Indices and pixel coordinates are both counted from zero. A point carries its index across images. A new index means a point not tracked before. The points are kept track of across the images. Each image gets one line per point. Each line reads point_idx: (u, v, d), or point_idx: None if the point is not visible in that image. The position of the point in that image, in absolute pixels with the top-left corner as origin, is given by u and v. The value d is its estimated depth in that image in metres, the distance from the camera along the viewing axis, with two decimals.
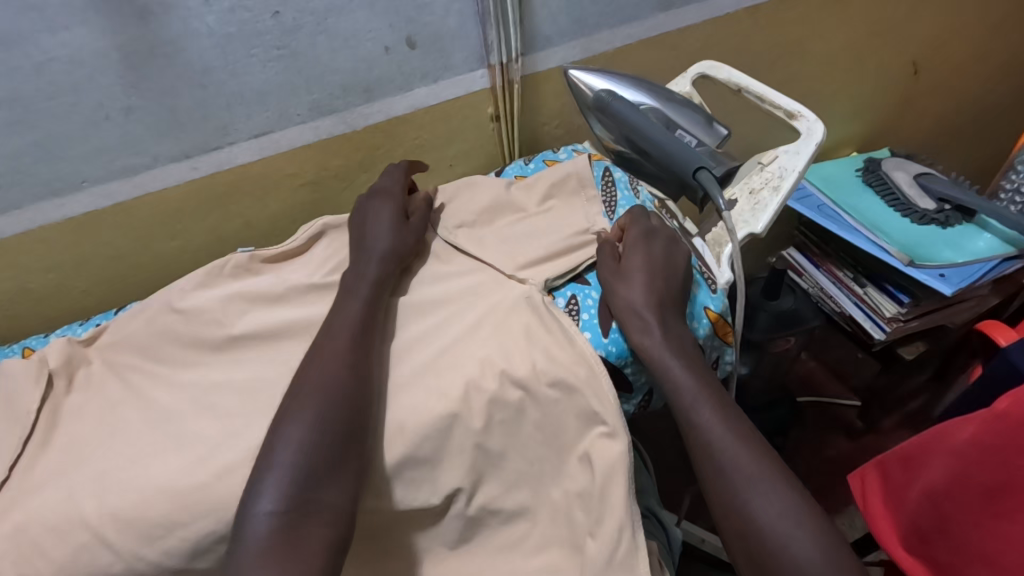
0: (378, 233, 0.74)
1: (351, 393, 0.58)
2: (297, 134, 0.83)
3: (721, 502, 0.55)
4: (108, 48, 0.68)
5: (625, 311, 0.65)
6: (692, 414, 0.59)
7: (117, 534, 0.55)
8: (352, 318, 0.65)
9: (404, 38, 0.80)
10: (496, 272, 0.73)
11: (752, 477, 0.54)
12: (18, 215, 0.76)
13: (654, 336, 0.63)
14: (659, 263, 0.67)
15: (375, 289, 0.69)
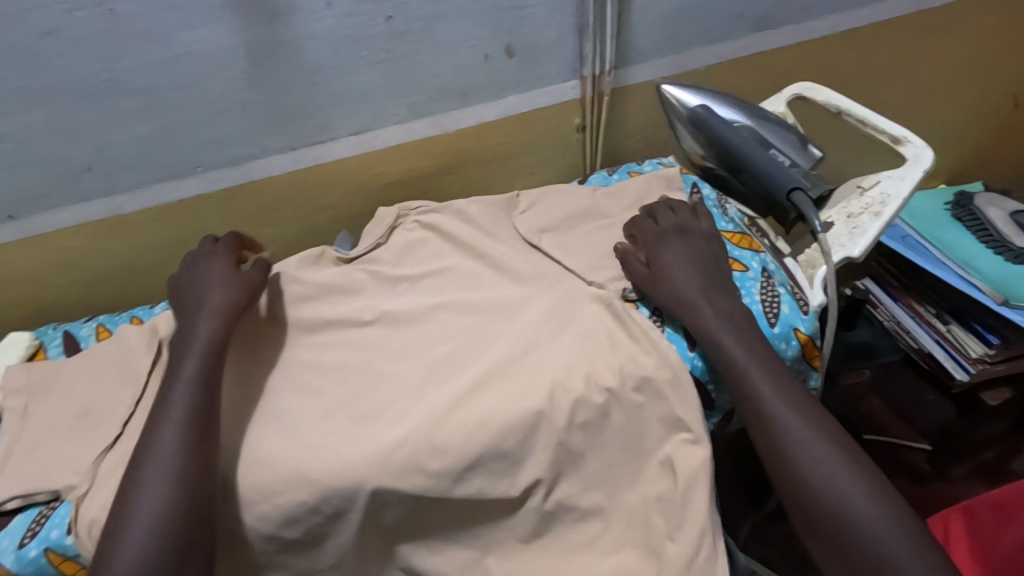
0: (211, 285, 0.71)
1: (193, 478, 0.55)
2: (392, 133, 0.87)
3: (831, 557, 0.52)
4: (236, 45, 0.72)
5: (675, 298, 0.66)
6: (789, 462, 0.55)
7: (221, 495, 0.58)
8: (189, 386, 0.61)
9: (504, 47, 0.83)
10: (578, 278, 0.74)
11: (870, 532, 0.51)
12: (139, 194, 0.83)
13: (705, 310, 0.64)
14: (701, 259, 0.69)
15: (207, 361, 0.63)
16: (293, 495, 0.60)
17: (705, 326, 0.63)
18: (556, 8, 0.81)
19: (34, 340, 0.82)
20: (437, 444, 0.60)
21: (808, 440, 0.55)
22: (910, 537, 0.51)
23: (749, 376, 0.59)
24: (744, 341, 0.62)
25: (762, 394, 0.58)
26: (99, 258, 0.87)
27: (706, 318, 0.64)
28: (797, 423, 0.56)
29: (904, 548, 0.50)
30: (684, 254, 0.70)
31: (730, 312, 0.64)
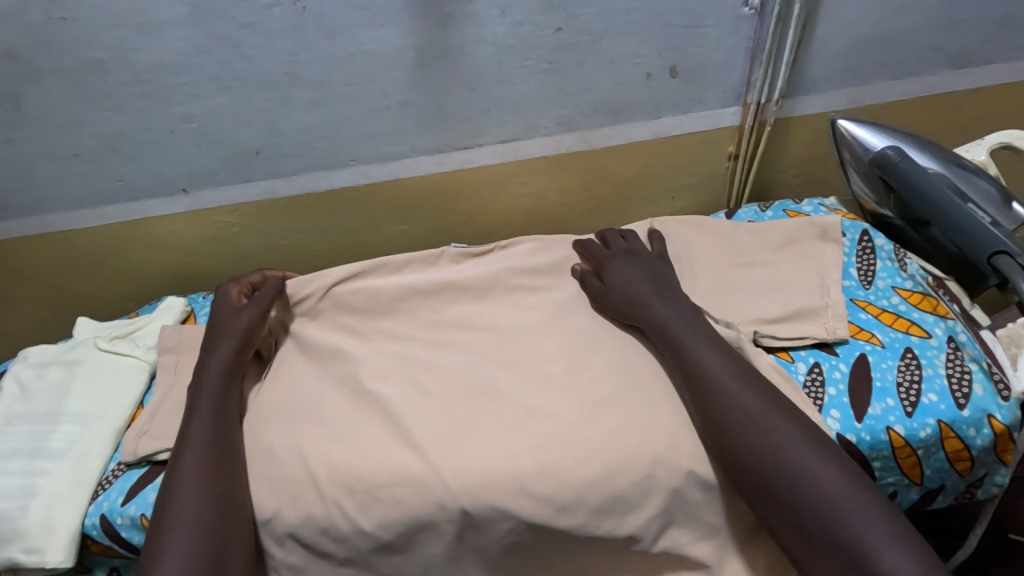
0: (222, 324, 0.70)
1: (220, 499, 0.55)
2: (538, 145, 0.86)
3: (800, 539, 0.49)
4: (408, 47, 0.74)
5: (631, 305, 0.67)
6: (742, 439, 0.53)
7: (326, 482, 0.58)
8: (208, 419, 0.61)
9: (669, 66, 0.79)
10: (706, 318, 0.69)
11: (840, 508, 0.48)
12: (294, 180, 0.87)
13: (659, 311, 0.65)
14: (644, 268, 0.71)
15: (219, 401, 0.63)
16: (394, 496, 0.57)
17: (664, 325, 0.64)
18: (731, 30, 0.76)
19: (187, 307, 0.84)
20: (546, 467, 0.57)
21: (763, 416, 0.54)
22: (884, 515, 0.47)
23: (698, 360, 0.59)
24: (695, 333, 0.62)
25: (719, 380, 0.57)
26: (249, 235, 0.92)
27: (660, 315, 0.64)
28: (755, 403, 0.55)
29: (880, 527, 0.46)
30: (631, 272, 0.71)
31: (684, 314, 0.65)
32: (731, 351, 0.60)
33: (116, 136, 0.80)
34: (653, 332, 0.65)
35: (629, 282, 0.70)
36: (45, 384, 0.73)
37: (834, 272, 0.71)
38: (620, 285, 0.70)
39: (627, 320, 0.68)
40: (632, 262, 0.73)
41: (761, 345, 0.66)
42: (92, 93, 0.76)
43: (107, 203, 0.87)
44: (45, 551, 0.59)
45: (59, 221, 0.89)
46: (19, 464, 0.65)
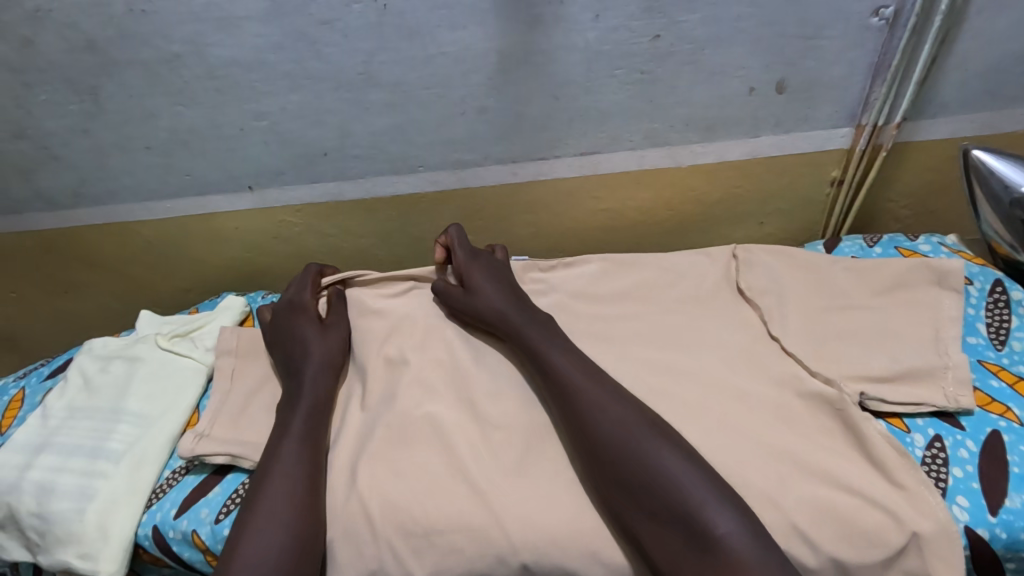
0: (302, 346, 0.67)
1: (305, 537, 0.52)
2: (620, 159, 0.79)
3: (648, 521, 0.48)
4: (490, 51, 0.69)
5: (488, 312, 0.66)
6: (587, 426, 0.54)
7: (380, 519, 0.55)
8: (299, 446, 0.58)
9: (776, 82, 0.72)
10: (801, 369, 0.62)
11: (683, 485, 0.48)
12: (361, 183, 0.84)
13: (518, 316, 0.64)
14: (496, 271, 0.70)
15: (309, 428, 0.60)
16: (451, 542, 0.53)
17: (521, 332, 0.63)
18: (855, 42, 0.68)
19: (246, 307, 0.83)
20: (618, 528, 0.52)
21: (610, 402, 0.54)
22: (721, 487, 0.49)
23: (550, 360, 0.59)
24: (551, 335, 0.63)
25: (567, 373, 0.58)
26: (313, 235, 0.90)
27: (521, 321, 0.64)
28: (596, 392, 0.55)
29: (716, 498, 0.47)
30: (489, 267, 0.70)
31: (539, 318, 0.65)
32: (577, 350, 0.61)
33: (187, 130, 0.79)
34: (510, 338, 0.64)
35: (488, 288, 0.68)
36: (108, 379, 0.73)
37: (953, 326, 0.63)
38: (483, 291, 0.67)
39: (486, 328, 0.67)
40: (475, 258, 0.72)
41: (868, 408, 0.60)
42: (167, 87, 0.74)
43: (175, 196, 0.86)
44: (99, 559, 0.58)
45: (129, 211, 0.89)
46: (79, 463, 0.65)
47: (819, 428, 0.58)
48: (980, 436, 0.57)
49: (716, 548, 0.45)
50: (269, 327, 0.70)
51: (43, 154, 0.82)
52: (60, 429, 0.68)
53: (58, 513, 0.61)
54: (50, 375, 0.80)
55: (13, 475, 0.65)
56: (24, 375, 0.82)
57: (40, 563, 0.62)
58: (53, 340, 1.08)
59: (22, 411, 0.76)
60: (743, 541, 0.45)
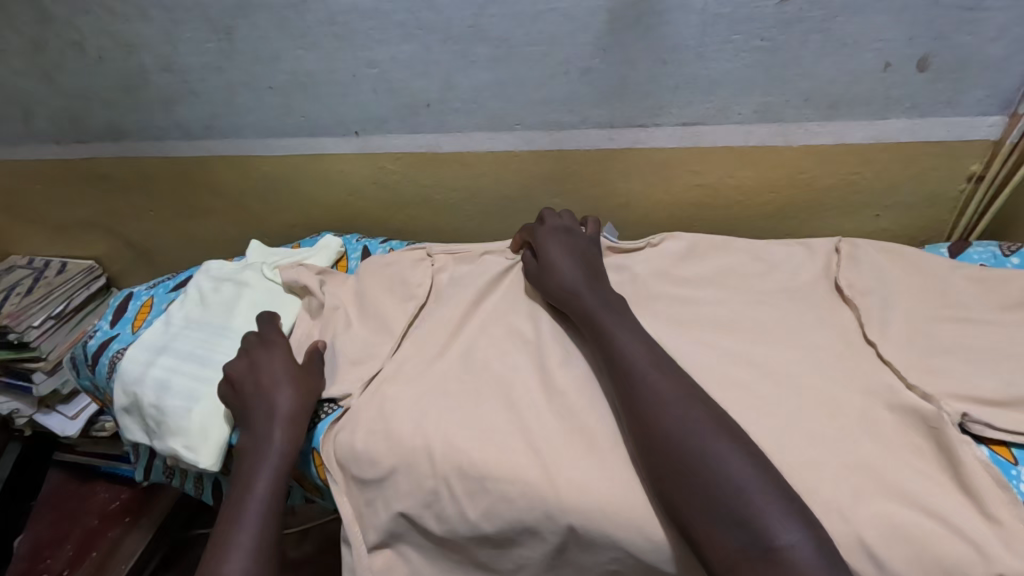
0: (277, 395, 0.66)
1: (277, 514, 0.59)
2: (726, 133, 0.75)
3: (704, 518, 0.47)
4: (601, 9, 0.67)
5: (559, 286, 0.68)
6: (650, 419, 0.53)
7: (440, 458, 0.59)
8: (264, 494, 0.59)
9: (918, 58, 0.64)
10: (895, 379, 0.58)
11: (749, 489, 0.47)
12: (458, 137, 0.85)
13: (586, 299, 0.65)
14: (576, 249, 0.72)
15: (296, 422, 0.65)
16: (502, 491, 0.56)
17: (589, 314, 0.64)
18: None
19: (341, 248, 0.92)
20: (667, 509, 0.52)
21: (681, 399, 0.53)
22: (789, 498, 0.47)
23: (620, 347, 0.59)
24: (621, 322, 0.62)
25: (637, 364, 0.57)
26: (408, 185, 0.93)
27: (589, 303, 0.65)
28: (670, 387, 0.55)
29: (782, 507, 0.46)
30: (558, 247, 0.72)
31: (610, 304, 0.65)
32: (653, 343, 0.61)
33: (304, 74, 0.84)
34: (577, 318, 0.65)
35: (572, 253, 0.71)
36: (220, 298, 0.81)
37: None
38: (566, 256, 0.70)
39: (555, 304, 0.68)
40: (565, 235, 0.74)
41: (968, 432, 0.54)
42: (290, 31, 0.79)
43: (290, 136, 0.93)
44: (199, 453, 0.67)
45: (249, 147, 0.96)
46: (191, 368, 0.73)
47: (907, 441, 0.54)
48: None
49: (777, 553, 0.44)
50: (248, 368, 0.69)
51: (183, 88, 0.91)
52: (178, 335, 0.78)
53: (171, 408, 0.70)
54: (174, 288, 0.91)
55: (139, 369, 0.75)
56: (153, 284, 0.93)
57: (154, 447, 0.72)
58: (180, 259, 1.21)
59: (150, 315, 0.87)
60: (809, 554, 0.43)
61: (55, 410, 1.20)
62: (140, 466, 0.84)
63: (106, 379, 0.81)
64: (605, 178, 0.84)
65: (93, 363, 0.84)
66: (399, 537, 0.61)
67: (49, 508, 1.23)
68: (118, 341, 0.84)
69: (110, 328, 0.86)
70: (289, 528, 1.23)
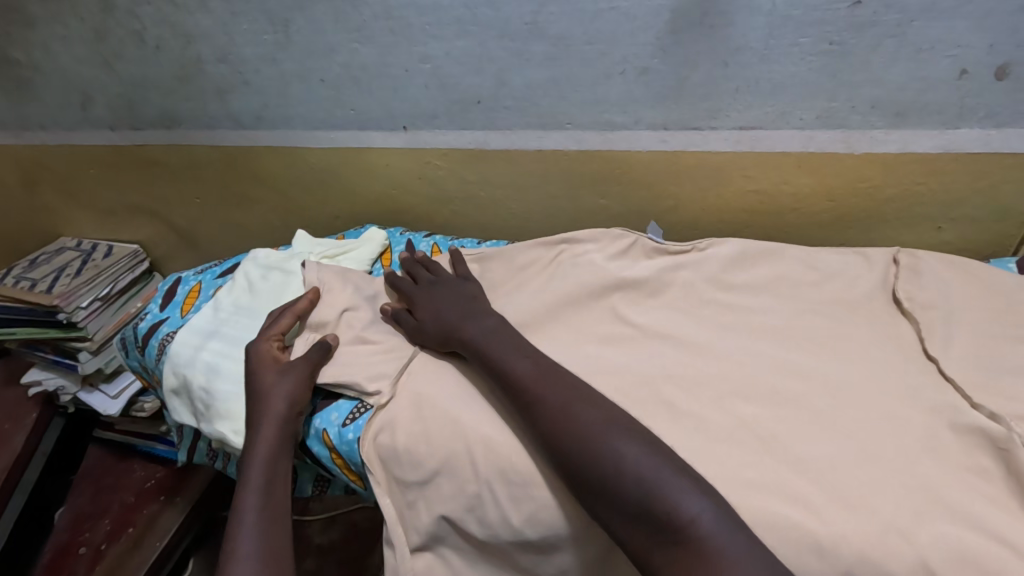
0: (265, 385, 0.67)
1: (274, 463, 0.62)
2: (785, 138, 0.73)
3: (621, 515, 0.47)
4: (664, 8, 0.66)
5: (440, 325, 0.69)
6: (555, 432, 0.53)
7: (484, 459, 0.58)
8: (264, 449, 0.63)
9: (996, 65, 0.62)
10: (959, 398, 0.56)
11: (654, 476, 0.47)
12: (507, 135, 0.85)
13: (473, 326, 0.66)
14: (457, 288, 0.73)
15: (299, 383, 0.68)
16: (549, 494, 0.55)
17: (475, 341, 0.64)
18: None
19: (386, 242, 0.93)
20: None
21: (564, 410, 0.53)
22: (701, 485, 0.47)
23: (508, 368, 0.60)
24: (506, 342, 0.63)
25: (524, 384, 0.57)
26: (453, 180, 0.93)
27: (477, 329, 0.65)
28: (556, 396, 0.55)
29: (692, 489, 0.46)
30: (438, 296, 0.73)
31: (492, 327, 0.66)
32: (539, 357, 0.61)
33: (357, 68, 0.84)
34: (465, 351, 0.65)
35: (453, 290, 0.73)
36: (268, 287, 0.83)
37: None
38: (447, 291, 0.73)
39: (445, 348, 0.68)
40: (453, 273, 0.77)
41: None
42: (347, 24, 0.80)
43: (339, 128, 0.94)
44: None
45: (298, 138, 0.97)
46: (240, 353, 0.75)
47: (973, 463, 0.51)
48: None
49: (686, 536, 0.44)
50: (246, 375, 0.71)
51: (237, 79, 0.92)
52: (228, 321, 0.80)
53: (222, 391, 0.72)
54: (222, 275, 0.93)
55: (189, 352, 0.76)
56: (201, 270, 0.95)
57: (201, 430, 0.74)
58: (222, 247, 1.23)
59: (199, 300, 0.89)
60: (710, 526, 0.44)
61: (98, 388, 1.25)
62: (183, 448, 0.86)
63: (155, 361, 0.83)
64: (654, 181, 0.82)
65: (143, 345, 0.85)
66: (440, 540, 0.61)
67: (88, 486, 1.25)
68: (168, 324, 0.85)
69: (159, 311, 0.88)
70: (316, 515, 1.25)
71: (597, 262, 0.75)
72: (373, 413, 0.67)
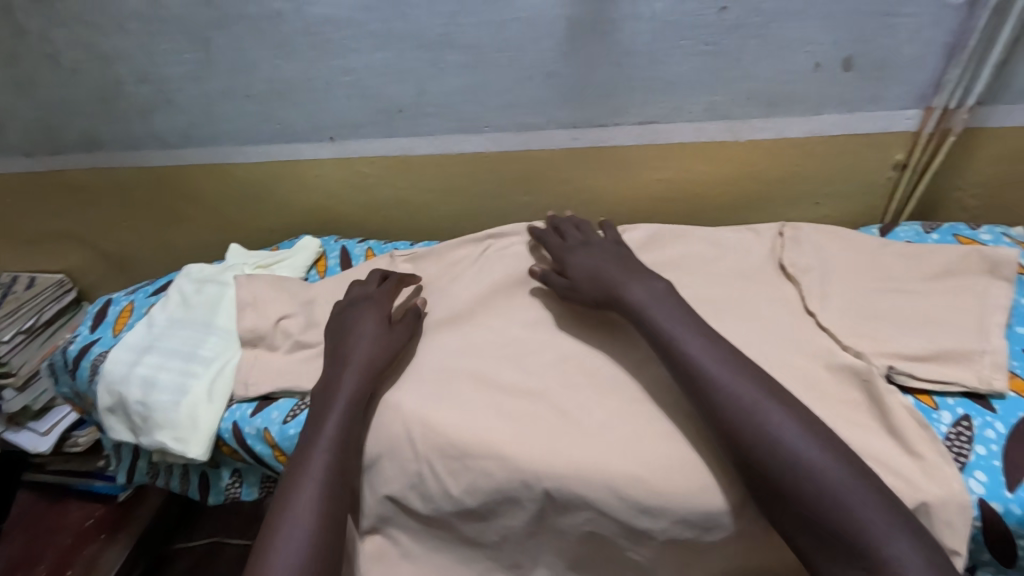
0: (358, 341, 0.68)
1: (345, 447, 0.60)
2: (679, 131, 0.81)
3: (802, 523, 0.48)
4: (561, 17, 0.73)
5: (597, 286, 0.66)
6: (729, 425, 0.52)
7: (421, 438, 0.62)
8: (333, 437, 0.60)
9: (843, 58, 0.72)
10: (832, 343, 0.64)
11: (842, 491, 0.47)
12: (431, 140, 0.90)
13: (634, 292, 0.63)
14: (633, 261, 0.69)
15: (371, 363, 0.66)
16: (483, 463, 0.60)
17: (639, 308, 0.62)
18: (931, 21, 0.67)
19: (320, 249, 0.95)
20: (635, 469, 0.57)
21: (753, 407, 0.52)
22: (883, 497, 0.47)
23: (681, 348, 0.57)
24: (669, 313, 0.60)
25: (704, 374, 0.55)
26: (384, 187, 0.97)
27: (636, 297, 0.62)
28: (747, 392, 0.53)
29: (851, 470, 0.48)
30: (594, 256, 0.70)
31: (658, 293, 0.63)
32: (707, 332, 0.58)
33: (281, 82, 0.87)
34: (625, 315, 0.63)
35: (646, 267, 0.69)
36: (202, 300, 0.84)
37: (1000, 314, 0.63)
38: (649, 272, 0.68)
39: (599, 304, 0.67)
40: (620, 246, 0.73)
41: (895, 382, 0.62)
42: (267, 41, 0.83)
43: (266, 142, 0.96)
44: (189, 444, 0.70)
45: (226, 154, 0.99)
46: (175, 364, 0.76)
47: (844, 396, 0.60)
48: (1010, 419, 0.58)
49: (830, 499, 0.47)
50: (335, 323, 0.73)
51: (159, 99, 0.93)
52: (162, 335, 0.80)
53: (159, 402, 0.73)
54: (154, 292, 0.92)
55: (124, 369, 0.77)
56: (132, 290, 0.94)
57: (140, 443, 0.74)
58: (154, 269, 1.22)
59: (131, 319, 0.89)
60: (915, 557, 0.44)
61: (26, 426, 1.20)
62: (122, 468, 0.85)
63: (87, 382, 0.82)
64: (570, 176, 0.89)
65: (74, 368, 0.85)
66: (387, 521, 0.64)
67: (20, 530, 1.19)
68: (99, 344, 0.85)
69: (90, 333, 0.87)
70: None
71: (522, 251, 0.81)
72: None
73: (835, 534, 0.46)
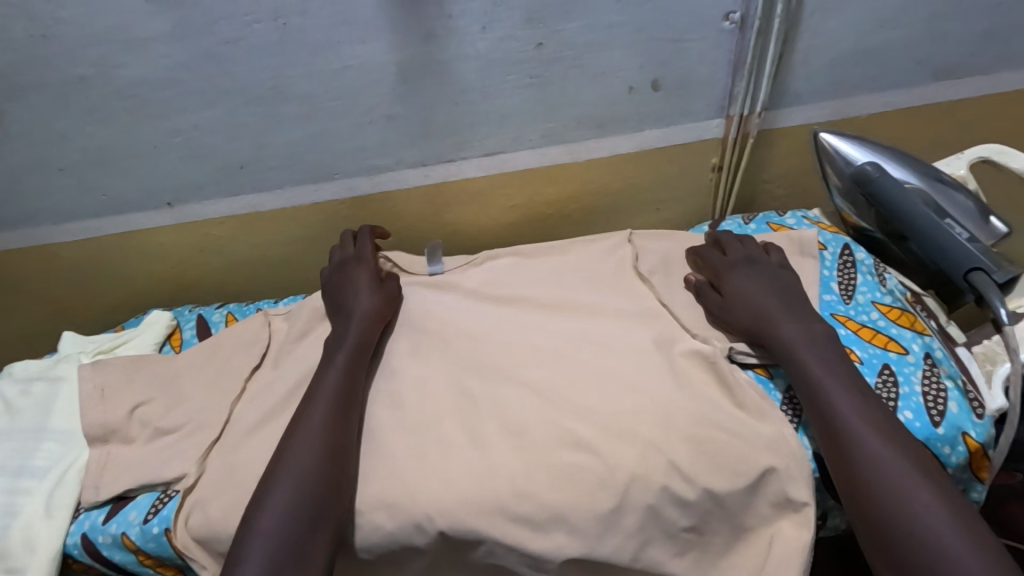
0: (355, 296, 0.72)
1: (317, 479, 0.56)
2: (524, 158, 0.86)
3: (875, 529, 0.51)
4: (391, 62, 0.74)
5: (748, 321, 0.66)
6: (836, 444, 0.55)
7: None
8: (300, 473, 0.56)
9: (651, 80, 0.80)
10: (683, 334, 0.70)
11: (907, 499, 0.50)
12: (280, 193, 0.87)
13: (789, 328, 0.63)
14: (773, 283, 0.69)
15: (341, 386, 0.63)
16: (373, 516, 0.58)
17: (790, 346, 0.62)
18: (714, 44, 0.78)
19: (172, 322, 0.88)
20: (523, 489, 0.58)
21: (865, 432, 0.54)
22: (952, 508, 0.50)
23: (825, 391, 0.58)
24: (822, 358, 0.60)
25: (841, 412, 0.56)
26: (237, 246, 0.92)
27: (788, 337, 0.63)
28: (870, 427, 0.55)
29: (915, 477, 0.51)
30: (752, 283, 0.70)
31: (808, 336, 0.63)
32: (851, 374, 0.59)
33: (100, 150, 0.80)
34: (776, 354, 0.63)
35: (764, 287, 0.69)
36: (29, 400, 0.73)
37: (813, 286, 0.74)
38: (770, 291, 0.68)
39: (754, 341, 0.67)
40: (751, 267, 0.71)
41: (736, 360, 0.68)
42: (75, 108, 0.76)
43: (93, 216, 0.87)
44: (27, 571, 0.62)
45: (44, 234, 0.89)
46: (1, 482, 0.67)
47: (698, 381, 0.65)
48: None
49: (896, 498, 0.50)
50: (331, 279, 0.76)
51: None
52: None
53: None
54: None
55: None
56: None
57: None
58: None
59: None
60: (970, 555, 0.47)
61: None
62: None
63: None
64: (430, 211, 0.91)
65: None
66: None
67: None
68: None
69: None
70: None
71: None
72: (180, 498, 0.63)
73: (895, 534, 0.49)
